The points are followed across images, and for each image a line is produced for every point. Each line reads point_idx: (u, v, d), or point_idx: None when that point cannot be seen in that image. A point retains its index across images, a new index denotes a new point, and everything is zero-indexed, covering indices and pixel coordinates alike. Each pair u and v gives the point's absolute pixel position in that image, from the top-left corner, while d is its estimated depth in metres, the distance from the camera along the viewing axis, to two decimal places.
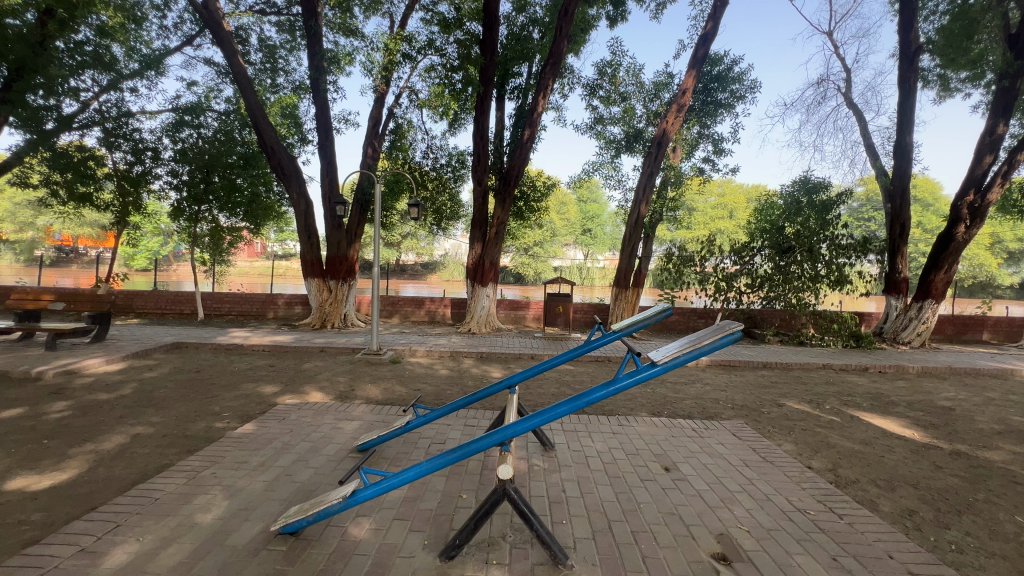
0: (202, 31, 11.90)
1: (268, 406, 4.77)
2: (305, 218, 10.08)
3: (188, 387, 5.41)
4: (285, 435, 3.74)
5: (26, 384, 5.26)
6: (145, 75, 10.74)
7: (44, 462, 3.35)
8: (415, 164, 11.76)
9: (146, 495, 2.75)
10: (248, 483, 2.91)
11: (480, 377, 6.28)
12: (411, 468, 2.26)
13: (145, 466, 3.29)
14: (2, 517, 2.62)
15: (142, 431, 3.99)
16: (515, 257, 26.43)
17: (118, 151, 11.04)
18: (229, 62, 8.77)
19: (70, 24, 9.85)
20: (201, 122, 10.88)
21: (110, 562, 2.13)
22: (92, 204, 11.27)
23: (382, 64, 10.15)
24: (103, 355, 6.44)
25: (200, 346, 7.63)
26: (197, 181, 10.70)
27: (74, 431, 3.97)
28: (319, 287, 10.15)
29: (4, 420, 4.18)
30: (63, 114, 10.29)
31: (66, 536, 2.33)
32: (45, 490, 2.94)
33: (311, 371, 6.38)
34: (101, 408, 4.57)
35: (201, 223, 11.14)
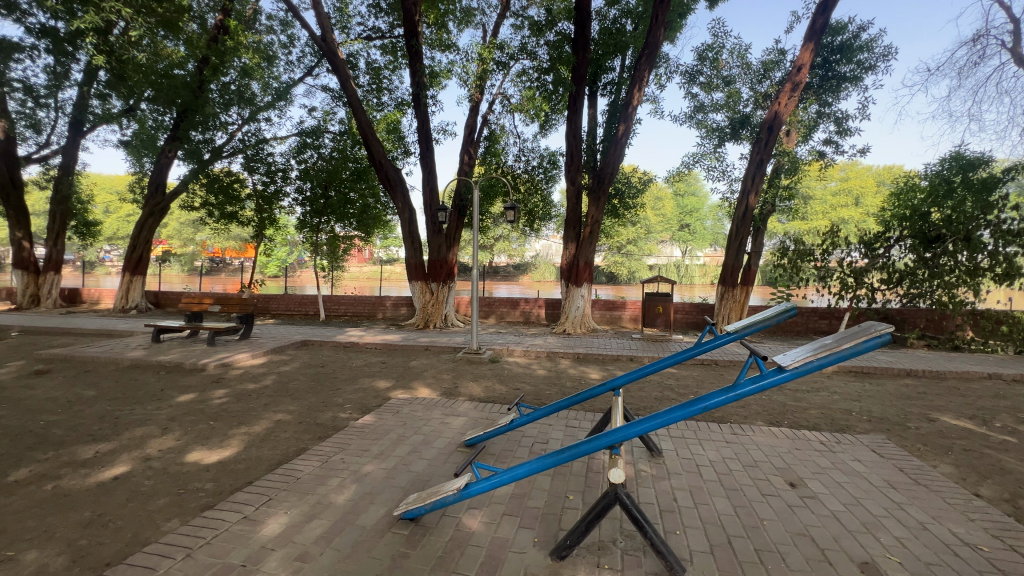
0: (319, 62, 13.34)
1: (383, 399, 5.18)
2: (410, 224, 10.79)
3: (315, 380, 6.08)
4: (400, 427, 4.05)
5: (195, 374, 6.28)
6: (277, 105, 12.29)
7: (212, 440, 3.97)
8: (508, 168, 12.11)
9: (291, 474, 3.14)
10: (372, 470, 3.19)
11: (578, 377, 6.25)
12: (520, 466, 2.32)
13: (286, 448, 3.76)
14: (185, 484, 3.15)
15: (282, 418, 4.56)
16: (608, 256, 25.83)
17: (256, 173, 12.70)
18: (343, 87, 9.67)
19: (221, 69, 11.64)
20: (320, 143, 12.17)
21: (268, 530, 2.46)
22: (238, 221, 13.13)
23: (476, 73, 10.54)
24: (249, 350, 7.48)
25: (324, 344, 8.53)
26: (318, 196, 11.95)
27: (231, 415, 4.65)
28: (422, 290, 10.83)
29: (182, 403, 5.03)
30: (215, 146, 12.12)
31: (232, 504, 2.74)
32: (214, 463, 3.49)
33: (418, 368, 6.81)
34: (250, 396, 5.31)
35: (322, 234, 12.37)
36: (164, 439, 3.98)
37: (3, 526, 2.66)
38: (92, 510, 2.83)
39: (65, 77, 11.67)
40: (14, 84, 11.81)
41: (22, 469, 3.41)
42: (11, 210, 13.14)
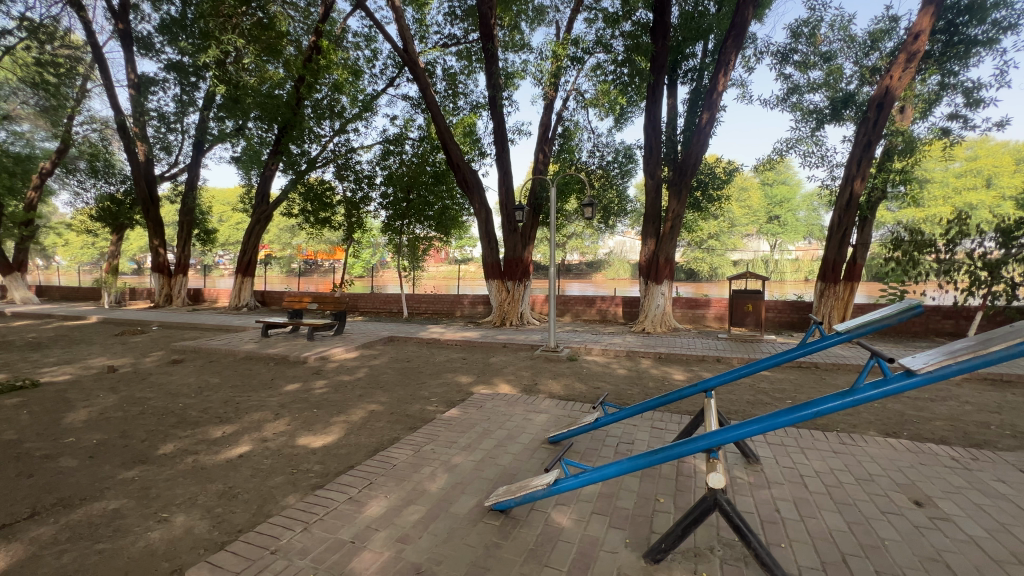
0: (400, 73, 14.08)
1: (466, 394, 5.37)
2: (486, 224, 11.02)
3: (403, 374, 6.44)
4: (484, 421, 4.17)
5: (298, 366, 6.92)
6: (363, 116, 13.16)
7: (316, 426, 4.36)
8: (582, 164, 11.97)
9: (387, 461, 3.36)
10: (461, 461, 3.32)
11: (661, 378, 6.04)
12: (610, 465, 2.28)
13: (381, 437, 4.02)
14: (297, 464, 3.49)
15: (376, 408, 4.89)
16: (687, 252, 24.64)
17: (346, 181, 13.68)
18: (423, 94, 10.08)
19: (314, 86, 12.64)
20: (402, 149, 12.83)
21: (371, 511, 2.66)
22: (330, 225, 14.20)
23: (551, 71, 10.53)
24: (343, 345, 8.09)
25: (408, 340, 9.01)
26: (400, 200, 12.57)
27: (331, 404, 5.07)
28: (498, 288, 11.03)
29: (289, 392, 5.57)
30: (310, 157, 13.20)
31: (338, 485, 2.99)
32: (320, 447, 3.83)
33: (498, 365, 6.97)
34: (346, 387, 5.75)
35: (404, 236, 12.93)
36: (277, 423, 4.44)
37: (157, 492, 3.12)
38: (225, 483, 3.23)
39: (189, 104, 13.36)
40: (152, 113, 13.76)
41: (168, 444, 3.97)
42: (150, 222, 15.30)
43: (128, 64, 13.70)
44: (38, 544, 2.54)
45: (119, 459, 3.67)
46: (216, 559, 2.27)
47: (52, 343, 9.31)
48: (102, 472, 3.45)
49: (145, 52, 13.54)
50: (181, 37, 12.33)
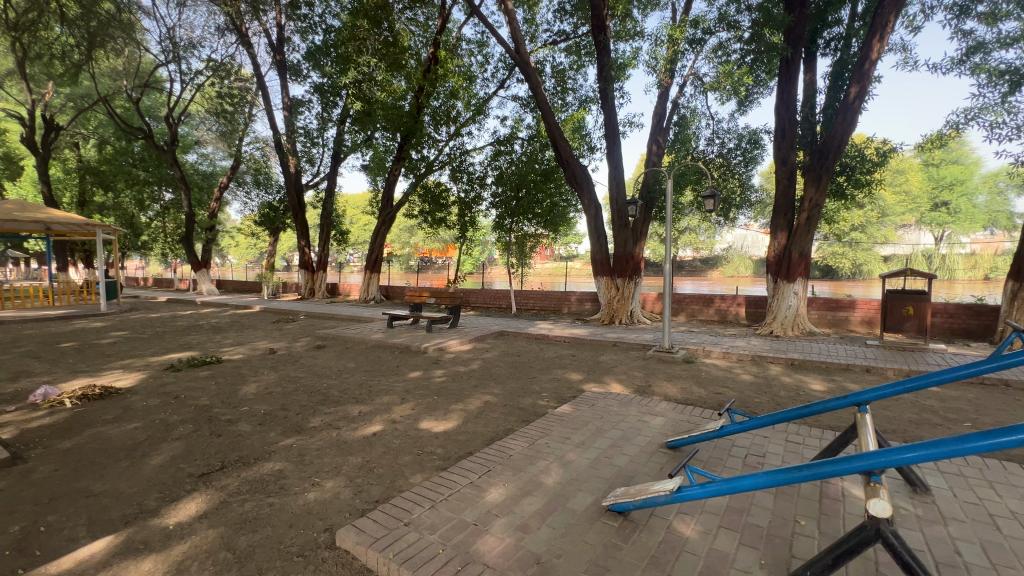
0: (511, 74, 14.47)
1: (577, 391, 5.36)
2: (595, 220, 10.83)
3: (514, 367, 6.63)
4: (597, 420, 4.12)
5: (419, 355, 7.48)
6: (476, 119, 13.72)
7: (437, 412, 4.68)
8: (700, 153, 11.20)
9: (504, 451, 3.48)
10: (576, 457, 3.31)
11: (794, 387, 5.43)
12: (744, 478, 2.08)
13: (497, 427, 4.18)
14: (422, 446, 3.78)
15: (491, 399, 5.11)
16: (823, 247, 21.80)
17: (460, 183, 14.41)
18: (534, 92, 10.15)
19: (432, 94, 13.50)
20: (511, 149, 13.17)
21: (491, 497, 2.78)
22: (445, 225, 15.12)
23: (666, 57, 9.97)
24: (458, 337, 8.57)
25: (518, 335, 9.24)
26: (510, 198, 12.91)
27: (450, 392, 5.41)
28: (608, 285, 10.79)
29: (412, 378, 6.06)
30: (429, 161, 14.16)
31: (460, 469, 3.18)
32: (442, 432, 4.11)
33: (608, 363, 6.83)
34: (462, 377, 6.08)
35: (514, 233, 13.26)
36: (404, 407, 4.85)
37: (310, 459, 3.60)
38: (362, 456, 3.61)
39: (329, 120, 15.12)
40: (299, 131, 15.85)
41: (317, 418, 4.56)
42: (299, 225, 17.66)
43: (282, 90, 15.93)
44: (227, 492, 3.09)
45: (280, 428, 4.31)
46: (359, 524, 2.54)
47: (230, 327, 11.25)
48: (269, 437, 4.08)
49: (295, 77, 15.64)
50: (323, 62, 14.04)
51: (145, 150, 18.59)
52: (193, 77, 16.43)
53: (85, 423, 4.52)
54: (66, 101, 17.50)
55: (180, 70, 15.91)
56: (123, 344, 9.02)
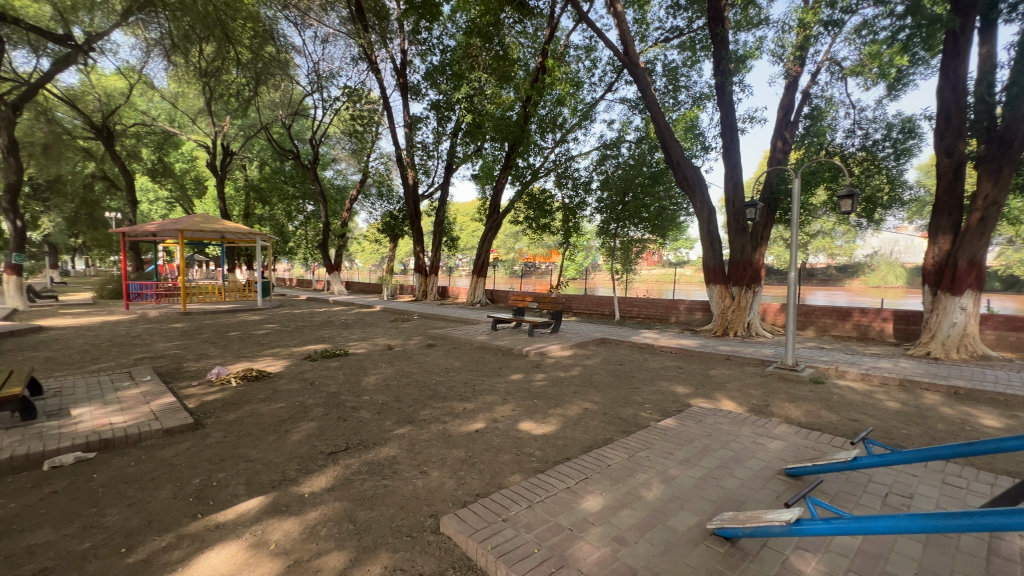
0: (619, 76, 14.24)
1: (683, 405, 5.07)
2: (708, 224, 10.15)
3: (616, 376, 6.47)
4: (705, 437, 3.87)
5: (521, 358, 7.66)
6: (583, 124, 13.68)
7: (536, 414, 4.76)
8: (836, 147, 9.94)
9: (602, 460, 3.43)
10: (678, 474, 3.15)
11: (958, 420, 4.55)
12: (880, 518, 1.80)
13: (595, 435, 4.13)
14: (521, 447, 3.88)
15: (590, 406, 5.05)
16: (1006, 254, 17.91)
17: (565, 189, 14.44)
18: (643, 94, 9.83)
19: (540, 103, 13.82)
20: (618, 152, 12.91)
21: (588, 504, 2.76)
22: (550, 231, 15.32)
23: (796, 42, 9.02)
24: (559, 342, 8.61)
25: (620, 343, 9.00)
26: (616, 202, 12.64)
27: (549, 396, 5.45)
28: (721, 294, 10.03)
29: (514, 380, 6.24)
30: (534, 169, 14.45)
31: (557, 473, 3.21)
32: (541, 435, 4.16)
33: (719, 378, 6.35)
34: (562, 382, 6.09)
35: (619, 239, 12.93)
36: (505, 407, 5.01)
37: (419, 448, 3.89)
38: (466, 451, 3.81)
39: (443, 133, 16.20)
40: (418, 145, 17.22)
41: (426, 411, 4.92)
42: (415, 233, 19.12)
43: (403, 109, 17.45)
44: (349, 471, 3.47)
45: (394, 418, 4.72)
46: (460, 514, 2.69)
47: (355, 323, 12.58)
48: (385, 425, 4.49)
49: (415, 97, 17.05)
50: (440, 80, 15.12)
51: (294, 169, 21.61)
52: (332, 103, 18.73)
53: (245, 399, 5.41)
54: (238, 131, 21.06)
55: (322, 98, 18.25)
56: (274, 335, 10.56)
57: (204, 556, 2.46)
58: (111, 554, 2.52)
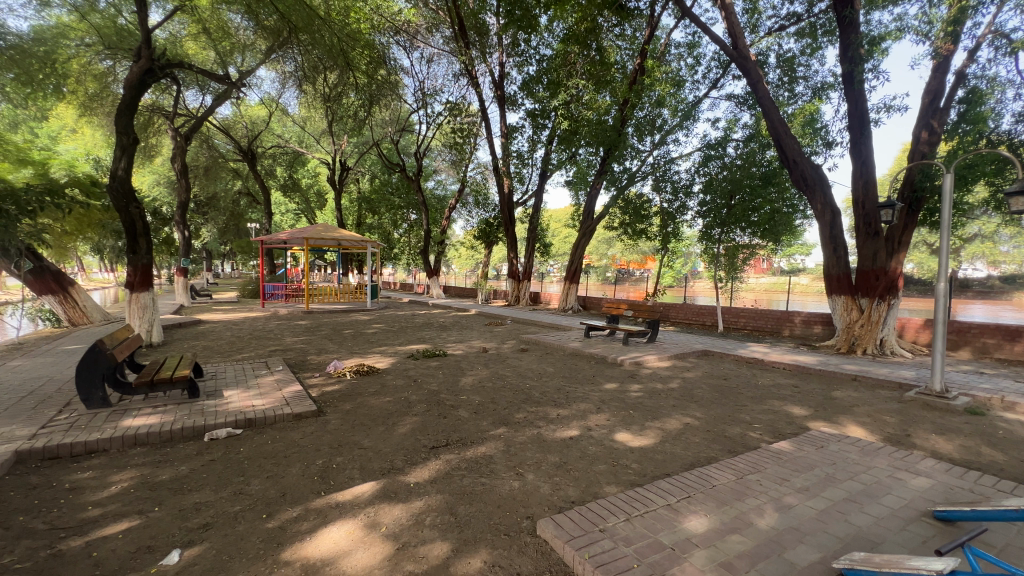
0: (726, 72, 13.40)
1: (800, 428, 4.59)
2: (831, 228, 9.10)
3: (719, 392, 6.04)
4: (828, 466, 3.46)
5: (615, 367, 7.46)
6: (684, 125, 13.03)
7: (633, 426, 4.61)
8: (1003, 134, 8.35)
9: (705, 480, 3.22)
10: (796, 503, 2.86)
11: None
12: None
13: (698, 452, 3.90)
14: (617, 458, 3.79)
15: (691, 422, 4.77)
16: None
17: (663, 193, 13.82)
18: (754, 89, 9.07)
19: (637, 105, 13.41)
20: (724, 152, 12.07)
21: (691, 524, 2.62)
22: (646, 237, 14.80)
23: (948, 16, 7.75)
24: (656, 352, 8.25)
25: (725, 357, 8.39)
26: (720, 206, 11.81)
27: (646, 408, 5.25)
28: (846, 307, 8.95)
29: (608, 389, 6.10)
30: (631, 173, 14.05)
31: (656, 489, 3.08)
32: (638, 448, 4.02)
33: (844, 401, 5.64)
34: (660, 395, 5.83)
35: (723, 245, 12.07)
36: (599, 416, 4.93)
37: (515, 450, 3.97)
38: (560, 457, 3.82)
39: (538, 141, 16.46)
40: (513, 155, 17.68)
41: (521, 415, 5.01)
42: (509, 239, 19.57)
43: (501, 119, 18.02)
44: (450, 465, 3.65)
45: (490, 418, 4.88)
46: (557, 518, 2.70)
47: (452, 326, 13.18)
48: (482, 425, 4.66)
49: (512, 107, 17.57)
50: (536, 89, 15.43)
51: (400, 180, 23.36)
52: (435, 118, 19.94)
53: (358, 392, 5.95)
54: (354, 148, 23.26)
55: (427, 114, 19.55)
56: (381, 334, 11.46)
57: (326, 530, 2.75)
58: (255, 518, 2.92)
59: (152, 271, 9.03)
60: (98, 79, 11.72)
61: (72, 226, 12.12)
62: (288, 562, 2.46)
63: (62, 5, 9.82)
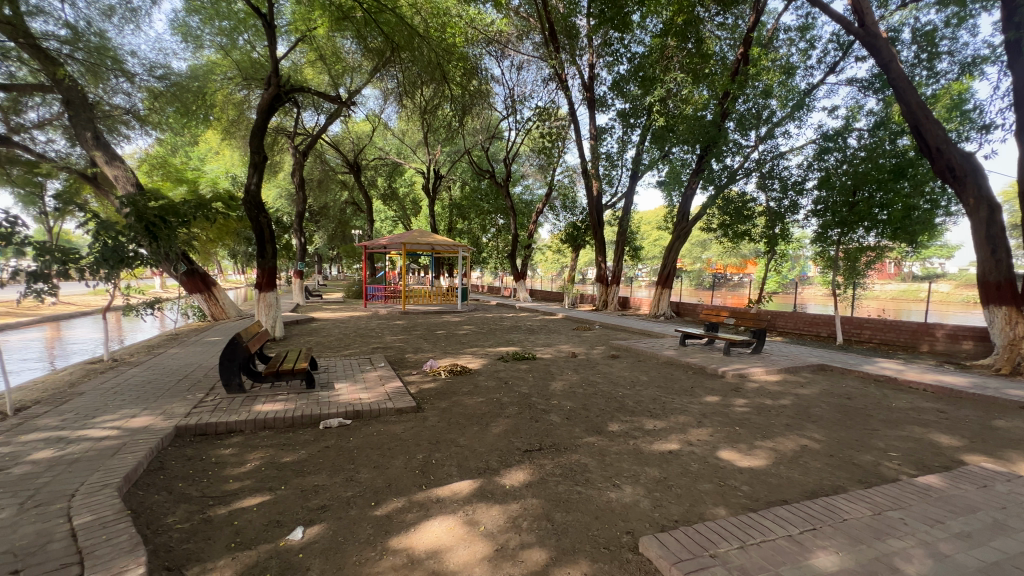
0: (846, 54, 12.01)
1: (951, 461, 3.91)
2: (989, 226, 7.71)
3: (843, 412, 5.35)
4: (996, 510, 2.89)
5: (716, 379, 6.95)
6: (796, 115, 11.83)
7: (740, 444, 4.24)
8: None
9: (834, 512, 2.85)
10: (956, 552, 2.42)
11: None
12: None
13: (821, 480, 3.48)
14: (723, 478, 3.50)
15: (810, 444, 4.28)
16: None
17: (770, 191, 12.67)
18: (885, 70, 7.96)
19: (739, 97, 12.44)
20: (845, 143, 10.77)
21: (818, 562, 2.32)
22: (749, 238, 13.67)
23: None
24: (763, 365, 7.56)
25: (847, 373, 7.46)
26: (841, 203, 10.52)
27: (754, 426, 4.81)
28: (1008, 319, 7.54)
29: (709, 402, 5.69)
30: (732, 171, 13.06)
31: (773, 516, 2.79)
32: (747, 469, 3.69)
33: (1010, 432, 4.71)
34: (770, 412, 5.32)
35: (843, 247, 10.79)
36: (701, 431, 4.61)
37: (610, 460, 3.85)
38: (660, 471, 3.63)
39: (629, 142, 15.97)
40: (602, 157, 17.36)
41: (615, 424, 4.84)
42: (597, 243, 19.21)
43: (590, 121, 17.80)
44: (544, 470, 3.63)
45: (583, 425, 4.78)
46: (661, 537, 2.56)
47: (540, 330, 13.22)
48: (575, 431, 4.58)
49: (602, 108, 17.28)
50: (626, 88, 15.01)
51: (489, 187, 24.06)
52: (524, 123, 20.23)
53: (452, 391, 6.17)
54: (447, 157, 24.36)
55: (516, 120, 19.92)
56: (472, 336, 11.81)
57: (428, 523, 2.85)
58: (365, 505, 3.13)
59: (277, 272, 10.17)
60: (237, 107, 13.59)
61: (215, 235, 14.09)
62: (395, 550, 2.59)
63: (212, 46, 11.73)
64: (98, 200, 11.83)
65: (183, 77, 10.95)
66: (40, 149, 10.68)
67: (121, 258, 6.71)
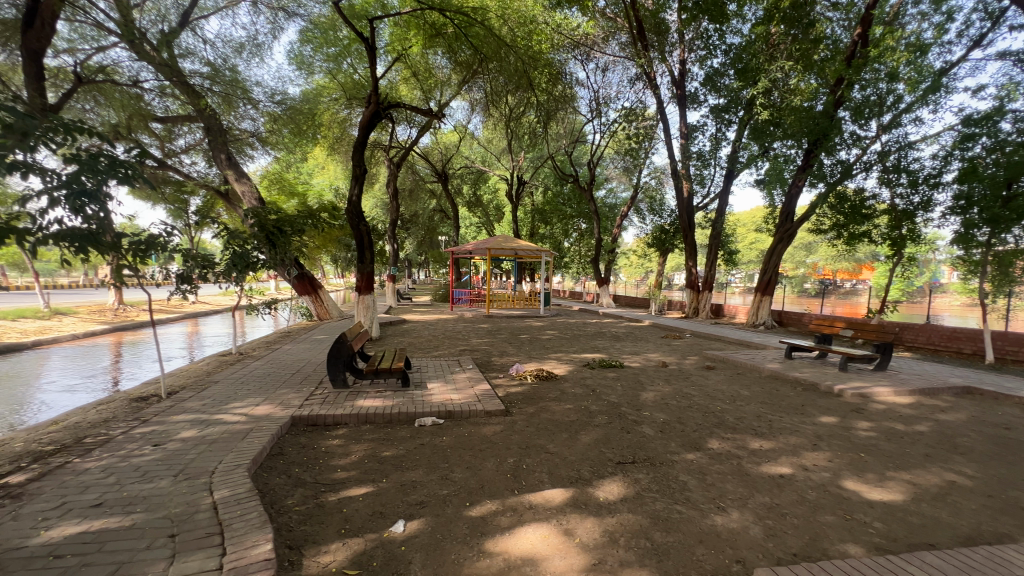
0: (997, 25, 10.27)
1: None
2: None
3: (1001, 445, 4.51)
4: None
5: (832, 398, 6.21)
6: (930, 99, 10.33)
7: (867, 473, 3.74)
8: None
9: (1001, 565, 2.39)
10: None
11: None
12: None
13: (978, 524, 2.94)
14: (850, 511, 3.10)
15: (960, 480, 3.64)
16: None
17: (895, 186, 11.19)
18: None
19: (856, 83, 11.15)
20: (995, 128, 9.17)
21: None
22: (867, 240, 12.15)
23: None
24: (890, 384, 6.62)
25: (1003, 398, 6.29)
26: (989, 197, 8.96)
27: (884, 454, 4.21)
28: None
29: (825, 424, 5.10)
30: (846, 165, 11.70)
31: (920, 562, 2.40)
32: (880, 503, 3.23)
33: None
34: (903, 439, 4.63)
35: (992, 250, 9.20)
36: (817, 455, 4.14)
37: (712, 480, 3.58)
38: (771, 497, 3.30)
39: (723, 139, 14.98)
40: (693, 156, 16.46)
41: (715, 441, 4.51)
42: (688, 246, 18.21)
43: (680, 119, 16.99)
44: (639, 485, 3.47)
45: (679, 440, 4.51)
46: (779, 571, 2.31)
47: (626, 337, 12.81)
48: (670, 446, 4.34)
49: (694, 105, 16.42)
50: (721, 83, 14.13)
51: (572, 191, 23.92)
52: (609, 126, 19.81)
53: (539, 396, 6.14)
54: (531, 163, 24.62)
55: (601, 123, 19.59)
56: (555, 341, 11.73)
57: (522, 529, 2.85)
58: (461, 504, 3.20)
59: (373, 275, 10.87)
60: (341, 124, 14.86)
61: (320, 242, 15.46)
62: (491, 553, 2.61)
63: (321, 71, 12.93)
64: (228, 213, 13.53)
65: (297, 100, 12.15)
66: (186, 170, 12.48)
67: (246, 263, 7.56)
